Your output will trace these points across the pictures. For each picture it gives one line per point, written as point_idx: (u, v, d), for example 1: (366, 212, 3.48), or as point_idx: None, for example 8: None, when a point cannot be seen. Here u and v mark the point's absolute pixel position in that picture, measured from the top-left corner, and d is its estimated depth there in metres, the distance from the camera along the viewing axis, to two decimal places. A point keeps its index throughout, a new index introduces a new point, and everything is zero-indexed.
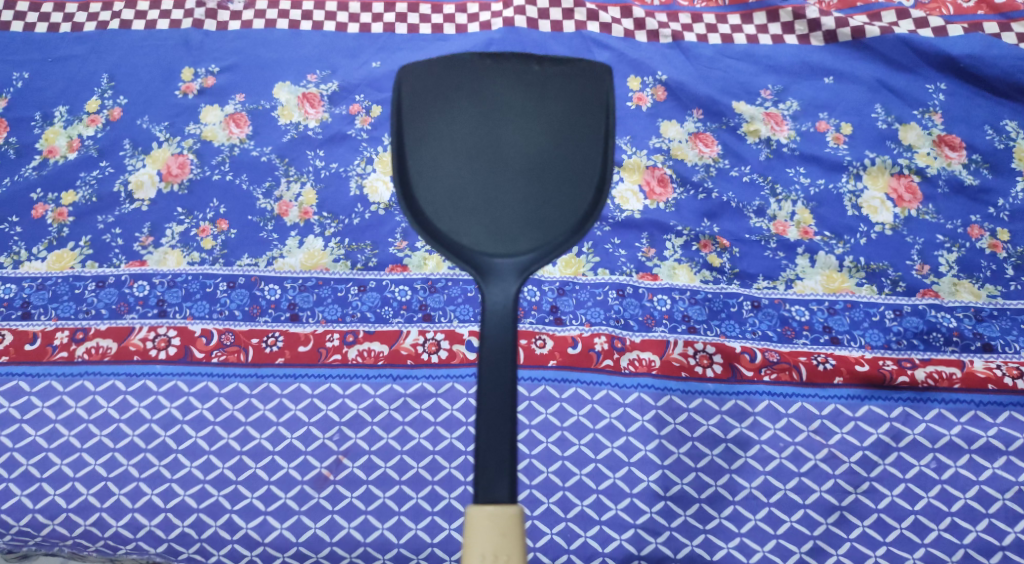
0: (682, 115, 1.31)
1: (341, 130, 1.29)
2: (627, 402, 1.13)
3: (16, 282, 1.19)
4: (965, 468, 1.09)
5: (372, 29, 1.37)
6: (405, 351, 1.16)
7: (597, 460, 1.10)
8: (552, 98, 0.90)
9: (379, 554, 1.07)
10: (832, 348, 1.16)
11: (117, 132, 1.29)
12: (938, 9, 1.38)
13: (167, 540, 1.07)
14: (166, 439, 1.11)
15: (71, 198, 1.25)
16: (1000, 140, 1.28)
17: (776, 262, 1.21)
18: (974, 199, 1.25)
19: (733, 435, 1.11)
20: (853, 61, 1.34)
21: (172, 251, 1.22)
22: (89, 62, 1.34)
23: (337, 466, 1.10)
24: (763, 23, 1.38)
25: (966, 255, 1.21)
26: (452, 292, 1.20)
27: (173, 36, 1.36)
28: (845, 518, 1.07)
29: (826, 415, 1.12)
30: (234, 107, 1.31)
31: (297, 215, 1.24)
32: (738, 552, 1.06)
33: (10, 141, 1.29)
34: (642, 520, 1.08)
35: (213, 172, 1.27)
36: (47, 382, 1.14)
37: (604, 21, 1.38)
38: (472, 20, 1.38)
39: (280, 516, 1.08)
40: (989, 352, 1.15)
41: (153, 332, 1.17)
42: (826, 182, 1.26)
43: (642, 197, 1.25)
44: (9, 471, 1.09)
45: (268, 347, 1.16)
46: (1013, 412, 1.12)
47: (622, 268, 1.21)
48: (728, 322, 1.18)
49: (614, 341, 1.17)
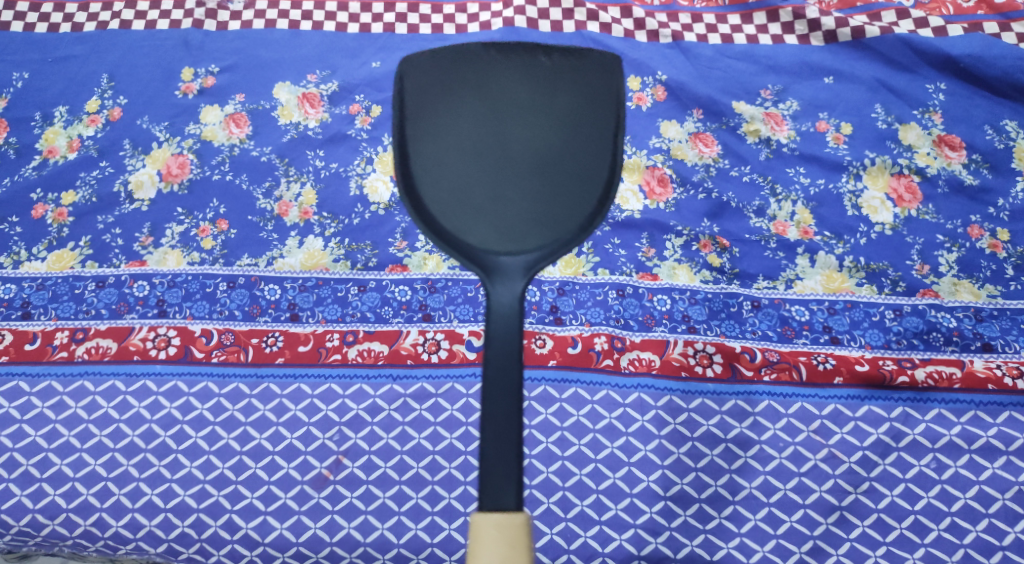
0: (682, 114, 1.31)
1: (341, 130, 1.29)
2: (627, 402, 1.13)
3: (16, 283, 1.19)
4: (965, 469, 1.09)
5: (372, 29, 1.37)
6: (405, 351, 1.16)
7: (597, 460, 1.10)
8: (561, 92, 0.90)
9: (379, 554, 1.07)
10: (831, 349, 1.16)
11: (117, 132, 1.29)
12: (938, 8, 1.38)
13: (168, 540, 1.07)
14: (166, 439, 1.11)
15: (71, 198, 1.25)
16: (1000, 140, 1.28)
17: (776, 262, 1.21)
18: (974, 199, 1.25)
19: (734, 435, 1.12)
20: (853, 61, 1.34)
21: (172, 251, 1.22)
22: (88, 61, 1.34)
23: (338, 466, 1.10)
24: (763, 23, 1.38)
25: (966, 255, 1.21)
26: (452, 292, 1.20)
27: (173, 36, 1.36)
28: (845, 518, 1.08)
29: (826, 415, 1.12)
30: (233, 107, 1.31)
31: (297, 215, 1.24)
32: (738, 552, 1.07)
33: (10, 141, 1.28)
34: (642, 520, 1.08)
35: (212, 172, 1.27)
36: (47, 382, 1.14)
37: (604, 21, 1.38)
38: (472, 20, 1.38)
39: (280, 516, 1.08)
40: (989, 352, 1.15)
41: (153, 333, 1.17)
42: (826, 181, 1.26)
43: (642, 197, 1.25)
44: (9, 471, 1.09)
45: (268, 347, 1.16)
46: (1013, 412, 1.12)
47: (622, 268, 1.21)
48: (728, 323, 1.18)
49: (614, 341, 1.17)
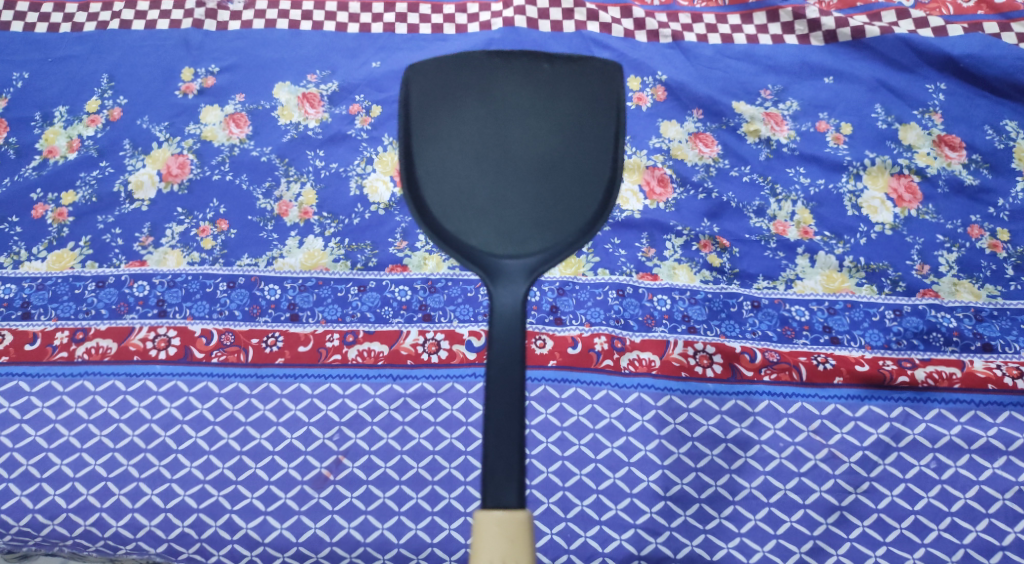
0: (682, 114, 1.31)
1: (341, 130, 1.29)
2: (627, 402, 1.13)
3: (16, 282, 1.19)
4: (965, 469, 1.09)
5: (372, 29, 1.37)
6: (405, 351, 1.16)
7: (597, 460, 1.10)
8: (562, 98, 0.90)
9: (379, 554, 1.07)
10: (831, 349, 1.16)
11: (118, 132, 1.29)
12: (938, 8, 1.38)
13: (168, 540, 1.07)
14: (166, 439, 1.11)
15: (71, 198, 1.25)
16: (1001, 140, 1.28)
17: (776, 262, 1.21)
18: (974, 199, 1.25)
19: (734, 435, 1.12)
20: (853, 61, 1.34)
21: (172, 251, 1.22)
22: (88, 61, 1.34)
23: (337, 466, 1.10)
24: (763, 23, 1.38)
25: (966, 255, 1.21)
26: (452, 292, 1.20)
27: (173, 36, 1.36)
28: (845, 518, 1.08)
29: (827, 415, 1.12)
30: (233, 107, 1.31)
31: (297, 215, 1.24)
32: (738, 552, 1.07)
33: (10, 141, 1.28)
34: (642, 520, 1.08)
35: (213, 172, 1.27)
36: (47, 382, 1.14)
37: (604, 21, 1.38)
38: (472, 20, 1.38)
39: (280, 516, 1.08)
40: (989, 352, 1.15)
41: (153, 332, 1.17)
42: (826, 181, 1.26)
43: (642, 197, 1.25)
44: (9, 471, 1.09)
45: (268, 347, 1.16)
46: (1014, 412, 1.12)
47: (622, 268, 1.21)
48: (728, 322, 1.18)
49: (614, 340, 1.17)
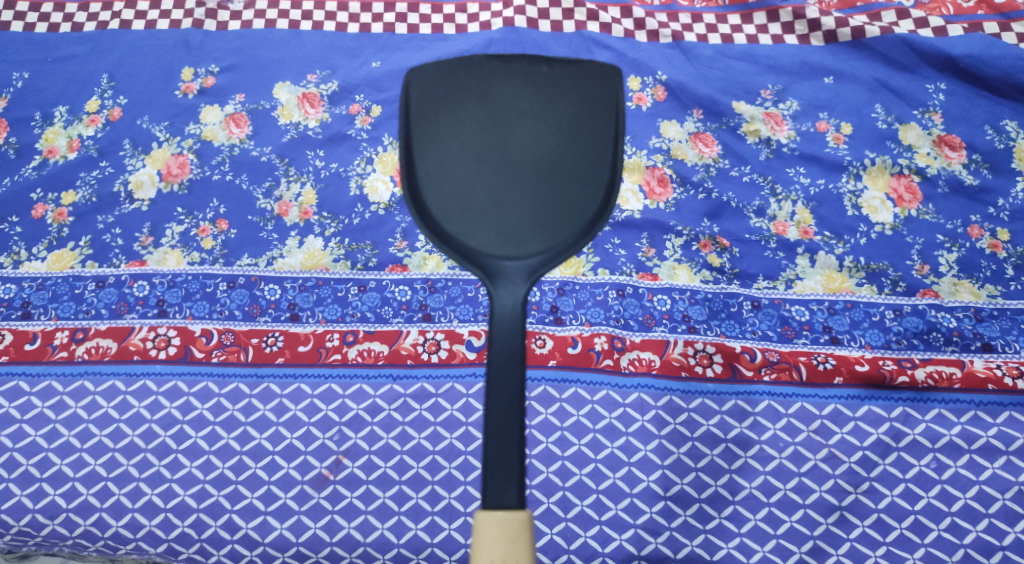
0: (682, 114, 1.31)
1: (341, 130, 1.29)
2: (627, 402, 1.13)
3: (16, 283, 1.19)
4: (965, 469, 1.09)
5: (372, 29, 1.37)
6: (405, 351, 1.16)
7: (597, 460, 1.10)
8: (561, 100, 0.90)
9: (379, 554, 1.08)
10: (831, 349, 1.16)
11: (118, 132, 1.29)
12: (938, 8, 1.38)
13: (168, 540, 1.07)
14: (166, 439, 1.11)
15: (71, 198, 1.25)
16: (1001, 140, 1.28)
17: (776, 262, 1.21)
18: (974, 199, 1.25)
19: (733, 435, 1.12)
20: (853, 61, 1.34)
21: (172, 251, 1.22)
22: (88, 61, 1.34)
23: (337, 466, 1.10)
24: (763, 23, 1.38)
25: (966, 255, 1.21)
26: (452, 292, 1.20)
27: (173, 36, 1.36)
28: (845, 518, 1.08)
29: (826, 415, 1.12)
30: (233, 107, 1.31)
31: (297, 215, 1.24)
32: (738, 552, 1.07)
33: (10, 141, 1.28)
34: (642, 520, 1.08)
35: (213, 172, 1.27)
36: (47, 382, 1.14)
37: (604, 21, 1.38)
38: (472, 20, 1.38)
39: (280, 516, 1.08)
40: (989, 352, 1.15)
41: (153, 332, 1.17)
42: (826, 181, 1.26)
43: (642, 197, 1.25)
44: (9, 471, 1.09)
45: (268, 347, 1.16)
46: (1014, 412, 1.12)
47: (622, 268, 1.21)
48: (728, 323, 1.18)
49: (614, 341, 1.17)
